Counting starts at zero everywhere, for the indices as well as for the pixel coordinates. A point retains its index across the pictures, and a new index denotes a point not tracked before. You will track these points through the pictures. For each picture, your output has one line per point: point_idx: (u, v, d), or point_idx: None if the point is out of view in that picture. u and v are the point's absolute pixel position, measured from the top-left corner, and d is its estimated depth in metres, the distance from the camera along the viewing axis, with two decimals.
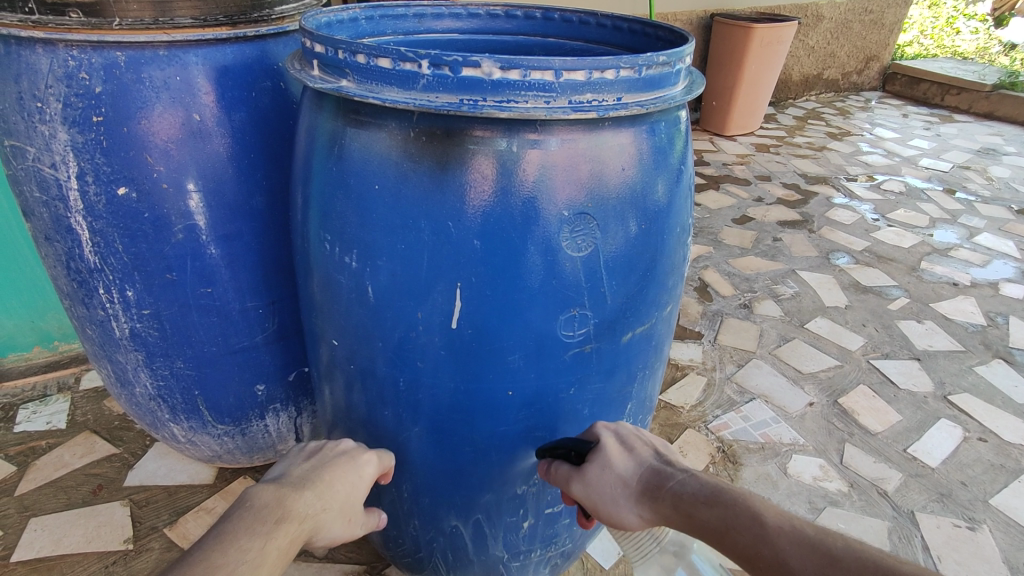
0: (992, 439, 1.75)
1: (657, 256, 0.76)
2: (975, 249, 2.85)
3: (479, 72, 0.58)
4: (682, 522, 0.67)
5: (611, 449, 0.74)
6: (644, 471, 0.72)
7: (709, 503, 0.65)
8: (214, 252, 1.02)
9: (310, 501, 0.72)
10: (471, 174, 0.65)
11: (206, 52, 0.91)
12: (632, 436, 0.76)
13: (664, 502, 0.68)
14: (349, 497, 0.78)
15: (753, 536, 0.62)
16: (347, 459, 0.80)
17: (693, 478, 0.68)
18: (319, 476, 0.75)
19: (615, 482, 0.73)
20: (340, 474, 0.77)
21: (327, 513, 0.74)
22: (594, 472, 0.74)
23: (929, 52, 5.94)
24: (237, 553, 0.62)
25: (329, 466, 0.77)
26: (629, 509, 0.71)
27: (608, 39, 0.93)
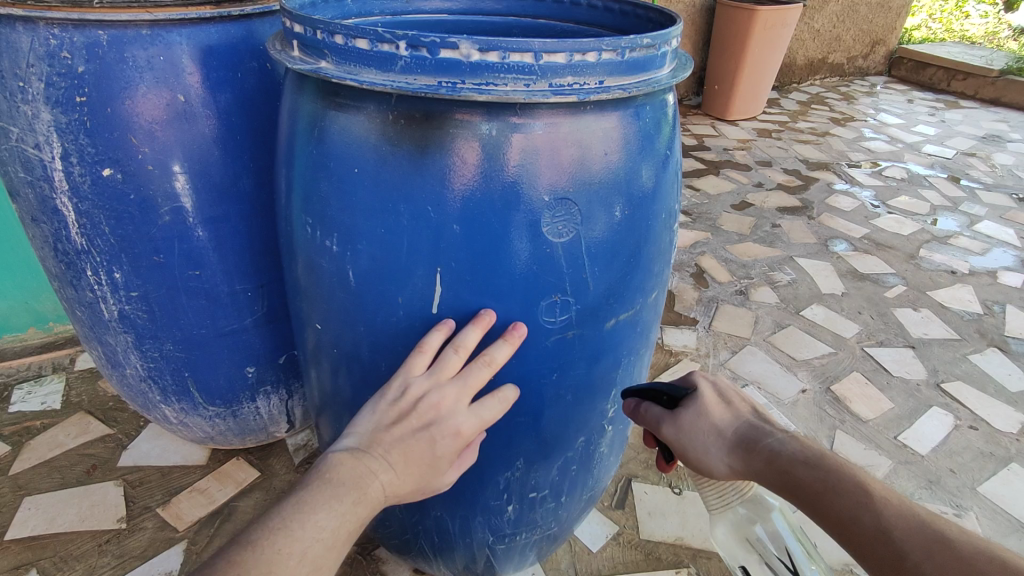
0: (983, 427, 1.75)
1: (645, 242, 0.76)
2: (975, 237, 2.84)
3: (457, 54, 0.57)
4: (775, 476, 0.74)
5: (711, 400, 0.83)
6: (740, 425, 0.80)
7: (807, 465, 0.73)
8: (202, 235, 1.02)
9: (384, 484, 0.65)
10: (449, 158, 0.64)
11: (190, 31, 0.90)
12: (731, 394, 0.84)
13: (762, 455, 0.76)
14: (429, 477, 0.69)
15: (854, 501, 0.69)
16: (429, 437, 0.67)
17: (792, 441, 0.76)
18: (399, 455, 0.65)
19: (709, 431, 0.81)
20: (420, 453, 0.67)
21: (399, 495, 0.67)
22: (690, 417, 0.81)
23: (937, 36, 5.86)
24: (310, 531, 0.61)
25: (411, 442, 0.66)
26: (720, 456, 0.79)
27: (598, 21, 0.92)
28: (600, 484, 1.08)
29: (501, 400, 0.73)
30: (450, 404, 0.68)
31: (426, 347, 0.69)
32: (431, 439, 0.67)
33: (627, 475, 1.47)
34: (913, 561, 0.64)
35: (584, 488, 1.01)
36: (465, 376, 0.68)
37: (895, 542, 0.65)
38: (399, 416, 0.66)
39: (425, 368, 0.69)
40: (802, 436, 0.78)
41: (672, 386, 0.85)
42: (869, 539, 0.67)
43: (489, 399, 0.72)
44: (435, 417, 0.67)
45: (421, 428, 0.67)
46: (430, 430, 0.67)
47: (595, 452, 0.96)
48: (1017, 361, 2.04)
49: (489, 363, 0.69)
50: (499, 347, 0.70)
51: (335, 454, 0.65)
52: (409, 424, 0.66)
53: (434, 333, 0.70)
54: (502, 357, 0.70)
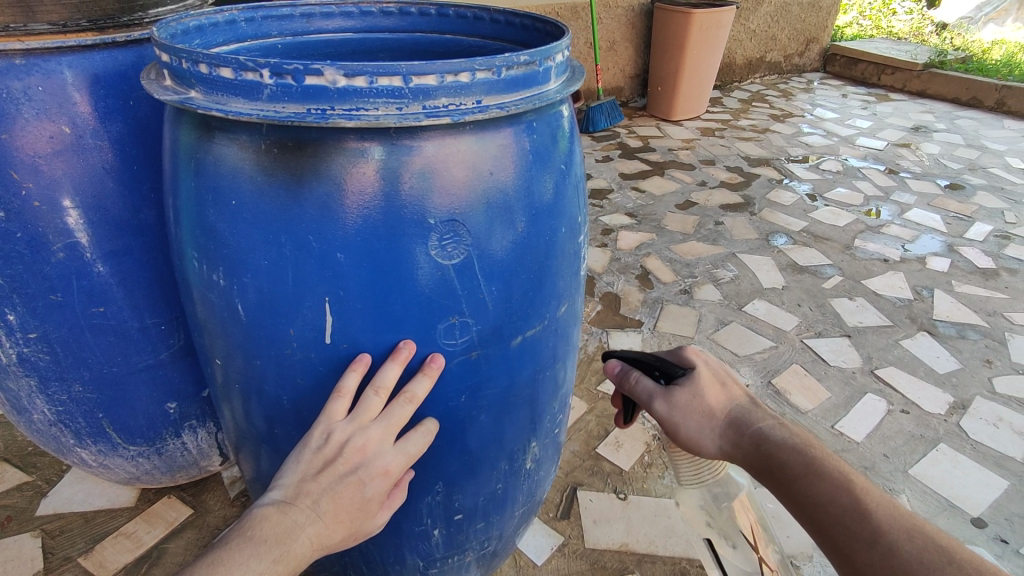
0: (914, 410, 1.82)
1: (547, 259, 0.76)
2: (905, 225, 2.95)
3: (322, 80, 0.55)
4: (761, 457, 0.79)
5: (708, 381, 0.86)
6: (733, 408, 0.85)
7: (794, 450, 0.78)
8: (102, 270, 0.97)
9: (309, 537, 0.65)
10: (327, 185, 0.63)
11: (72, 59, 0.86)
12: (725, 377, 0.88)
13: (752, 438, 0.81)
14: (360, 522, 0.70)
15: (836, 484, 0.74)
16: (358, 481, 0.68)
17: (783, 429, 0.80)
18: (325, 505, 0.66)
19: (702, 412, 0.84)
20: (348, 499, 0.67)
21: (327, 546, 0.67)
22: (685, 397, 0.84)
23: (867, 32, 6.11)
24: None
25: (339, 488, 0.66)
26: (711, 436, 0.84)
27: (501, 34, 0.92)
28: (536, 497, 1.08)
29: (425, 433, 0.75)
30: (376, 446, 0.69)
31: (344, 391, 0.68)
32: (359, 483, 0.68)
33: (573, 483, 1.47)
34: (888, 539, 0.69)
35: (515, 504, 1.00)
36: (389, 415, 0.69)
37: (872, 521, 0.70)
38: (326, 464, 0.66)
39: (345, 412, 0.69)
40: (791, 424, 0.82)
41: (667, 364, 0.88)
42: (845, 516, 0.71)
43: (413, 434, 0.73)
44: (363, 461, 0.68)
45: (348, 473, 0.67)
46: (357, 475, 0.68)
47: (521, 469, 0.95)
48: (945, 343, 2.12)
49: (410, 400, 0.70)
50: (419, 382, 0.70)
51: (260, 510, 0.64)
52: (335, 471, 0.66)
53: (350, 374, 0.68)
54: (422, 391, 0.70)
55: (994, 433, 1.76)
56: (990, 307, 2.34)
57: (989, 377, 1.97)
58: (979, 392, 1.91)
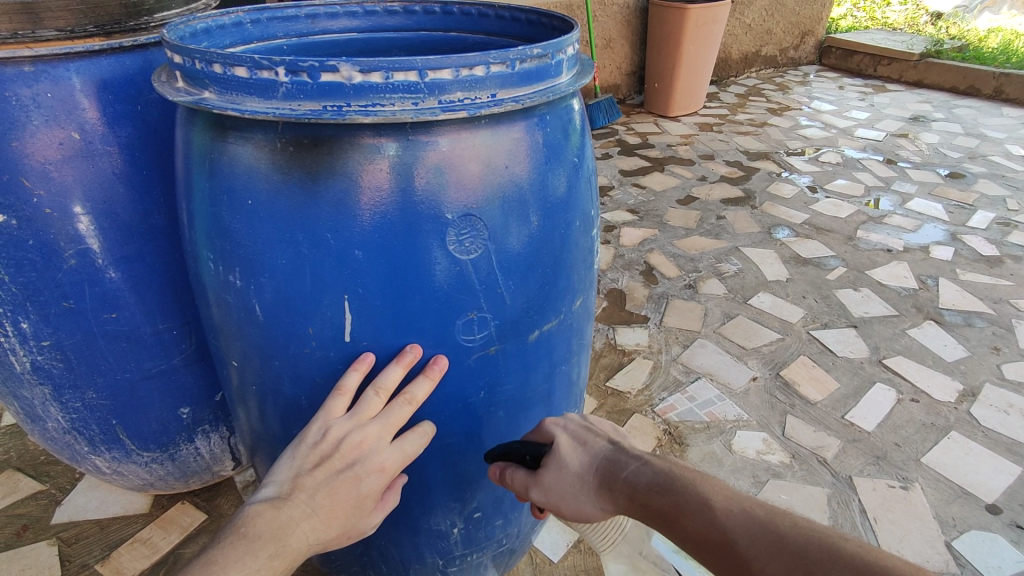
0: (924, 399, 1.82)
1: (561, 254, 0.76)
2: (907, 215, 2.95)
3: (338, 76, 0.55)
4: (638, 510, 0.68)
5: (567, 450, 0.74)
6: (599, 463, 0.72)
7: (661, 491, 0.67)
8: (114, 276, 0.97)
9: (303, 533, 0.65)
10: (344, 182, 0.63)
11: (80, 65, 0.86)
12: (583, 430, 0.76)
13: (622, 493, 0.69)
14: (351, 522, 0.70)
15: (703, 519, 0.65)
16: (353, 478, 0.68)
17: (647, 467, 0.69)
18: (321, 500, 0.66)
19: (574, 482, 0.73)
20: (344, 495, 0.68)
21: (321, 542, 0.67)
22: (551, 476, 0.74)
23: (862, 24, 6.11)
24: None
25: (334, 483, 0.67)
26: (591, 505, 0.72)
27: (507, 30, 0.92)
28: None
29: (422, 434, 0.74)
30: (371, 444, 0.69)
31: (344, 389, 0.68)
32: (355, 478, 0.68)
33: None
34: (757, 566, 0.62)
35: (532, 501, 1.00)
36: (385, 416, 0.69)
37: (742, 552, 0.63)
38: (322, 459, 0.67)
39: (345, 410, 0.69)
40: (658, 455, 0.71)
41: (530, 443, 0.77)
42: (719, 551, 0.64)
43: (412, 434, 0.73)
44: (357, 460, 0.68)
45: (344, 469, 0.68)
46: (353, 470, 0.68)
47: None
48: (952, 332, 2.12)
49: (409, 400, 0.70)
50: (420, 384, 0.70)
51: (253, 508, 0.65)
52: (331, 467, 0.67)
53: (351, 373, 0.69)
54: (422, 393, 0.70)
55: (1004, 420, 1.76)
56: (995, 294, 2.34)
57: (997, 364, 1.97)
58: (988, 379, 1.91)
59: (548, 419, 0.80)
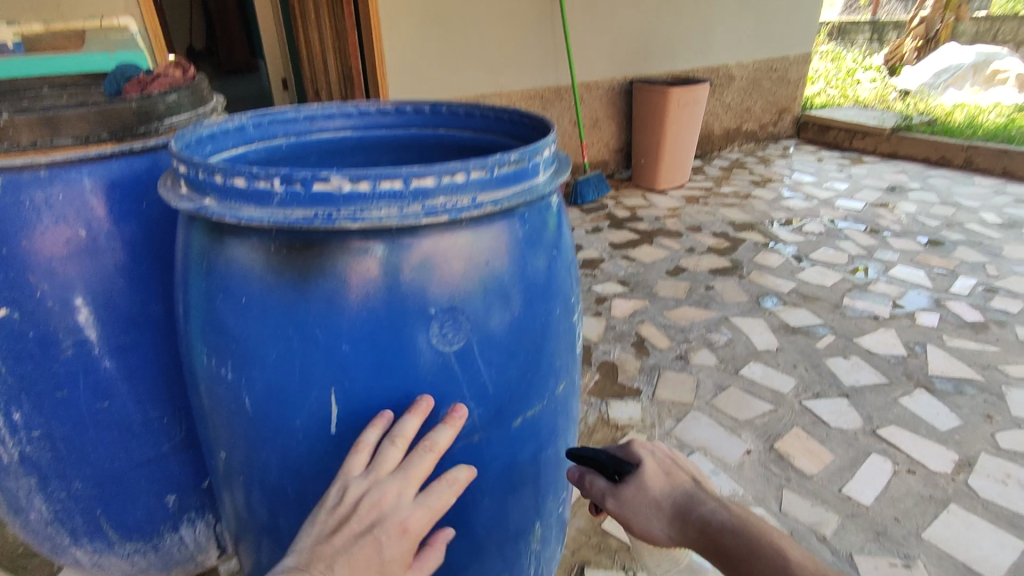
0: (920, 470, 1.80)
1: (543, 340, 0.79)
2: (891, 282, 3.02)
3: (329, 186, 0.60)
4: (706, 544, 0.82)
5: (652, 475, 0.88)
6: (680, 495, 0.87)
7: (734, 532, 0.81)
8: (109, 364, 1.00)
9: None
10: (333, 282, 0.66)
11: (91, 168, 0.92)
12: (669, 465, 0.91)
13: (696, 525, 0.83)
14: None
15: (767, 563, 0.78)
16: (373, 542, 0.64)
17: (722, 510, 0.83)
18: (340, 568, 0.62)
19: (651, 503, 0.87)
20: (366, 562, 0.63)
21: None
22: (633, 492, 0.87)
23: (835, 100, 6.47)
24: None
25: (354, 550, 0.63)
26: (660, 526, 0.86)
27: (492, 127, 1.00)
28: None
29: (451, 484, 0.71)
30: (391, 499, 0.66)
31: (363, 445, 0.68)
32: (376, 541, 0.64)
33: (579, 561, 1.43)
34: None
35: None
36: (405, 469, 0.67)
37: None
38: (340, 522, 0.64)
39: (364, 467, 0.68)
40: (733, 504, 0.85)
41: (617, 461, 0.91)
42: None
43: (437, 485, 0.70)
44: (379, 518, 0.65)
45: (363, 532, 0.64)
46: (374, 532, 0.64)
47: (524, 551, 0.94)
48: (944, 400, 2.12)
49: (431, 448, 0.69)
50: (440, 432, 0.69)
51: None
52: (350, 530, 0.64)
53: (370, 430, 0.69)
54: (443, 440, 0.69)
55: (1003, 491, 1.74)
56: (983, 360, 2.36)
57: (992, 433, 1.97)
58: (983, 448, 1.90)
59: (630, 445, 0.94)
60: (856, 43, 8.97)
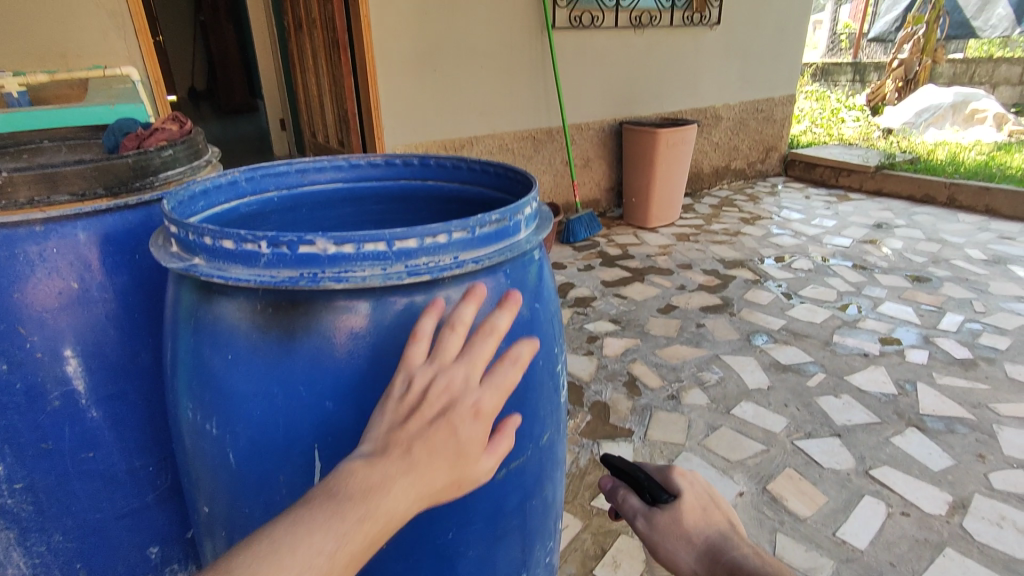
0: (914, 512, 1.79)
1: (525, 392, 0.80)
2: (880, 319, 3.05)
3: (314, 248, 0.62)
4: None
5: (689, 507, 0.92)
6: (713, 533, 0.90)
7: None
8: (96, 415, 1.00)
9: (404, 493, 0.56)
10: (318, 339, 0.68)
11: (87, 222, 0.94)
12: (707, 502, 0.94)
13: (725, 566, 0.85)
14: (455, 477, 0.60)
15: None
16: (448, 424, 0.60)
17: (755, 558, 0.85)
18: (418, 454, 0.58)
19: (682, 534, 0.90)
20: (443, 445, 0.59)
21: (427, 497, 0.58)
22: (666, 519, 0.91)
23: (821, 139, 6.63)
24: (303, 556, 0.50)
25: (430, 434, 0.59)
26: (687, 558, 0.89)
27: (479, 180, 1.03)
28: None
29: (515, 362, 0.66)
30: (460, 385, 0.62)
31: (421, 334, 0.64)
32: (451, 425, 0.60)
33: None
34: None
35: None
36: (470, 356, 0.63)
37: None
38: (411, 410, 0.60)
39: (425, 357, 0.64)
40: (766, 556, 0.86)
41: (656, 486, 0.95)
42: None
43: (502, 365, 0.65)
44: (451, 402, 0.60)
45: (436, 417, 0.59)
46: (447, 417, 0.60)
47: None
48: (935, 439, 2.12)
49: (490, 334, 0.66)
50: (498, 317, 0.67)
51: (347, 465, 0.57)
52: (422, 416, 0.59)
53: (425, 319, 0.65)
54: (502, 324, 0.66)
55: (998, 533, 1.72)
56: (974, 398, 2.37)
57: (984, 473, 1.96)
58: (977, 489, 1.89)
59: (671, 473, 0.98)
60: (839, 84, 9.25)
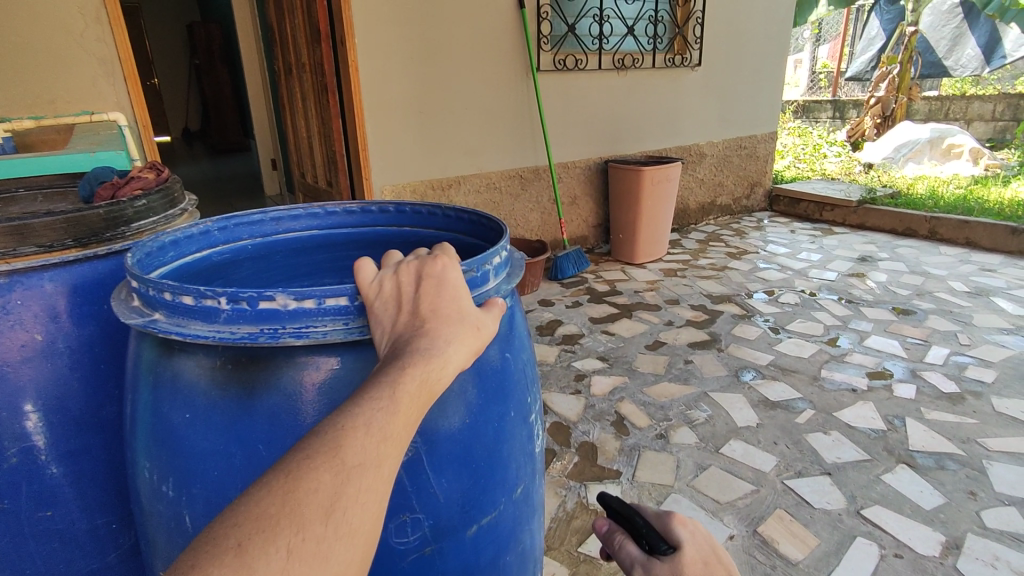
0: (907, 554, 1.76)
1: (496, 445, 0.78)
2: (867, 353, 3.06)
3: (274, 303, 0.62)
4: None
5: (690, 562, 0.83)
6: None
7: None
8: (56, 471, 0.98)
9: (430, 341, 0.61)
10: (277, 397, 0.67)
11: (54, 273, 0.93)
12: (710, 554, 0.85)
13: None
14: (466, 321, 0.66)
15: None
16: (429, 280, 0.66)
17: None
18: (423, 312, 0.64)
19: None
20: (436, 296, 0.65)
21: (455, 337, 0.63)
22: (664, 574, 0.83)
23: (804, 174, 6.76)
24: (368, 404, 0.54)
25: (421, 295, 0.65)
26: None
27: (454, 227, 1.04)
28: None
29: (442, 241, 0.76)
30: (419, 261, 0.70)
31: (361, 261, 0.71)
32: (432, 281, 0.66)
33: None
34: None
35: None
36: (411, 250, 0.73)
37: None
38: (395, 296, 0.65)
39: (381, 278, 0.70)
40: None
41: (655, 534, 0.87)
42: None
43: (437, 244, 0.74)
44: (419, 268, 0.68)
45: (417, 284, 0.66)
46: (425, 278, 0.66)
47: None
48: (927, 476, 2.10)
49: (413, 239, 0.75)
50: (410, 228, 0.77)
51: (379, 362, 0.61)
52: (407, 290, 0.65)
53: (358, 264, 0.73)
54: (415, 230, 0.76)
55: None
56: (963, 433, 2.35)
57: (977, 511, 1.94)
58: (970, 529, 1.86)
59: (671, 517, 0.90)
60: (821, 121, 9.48)
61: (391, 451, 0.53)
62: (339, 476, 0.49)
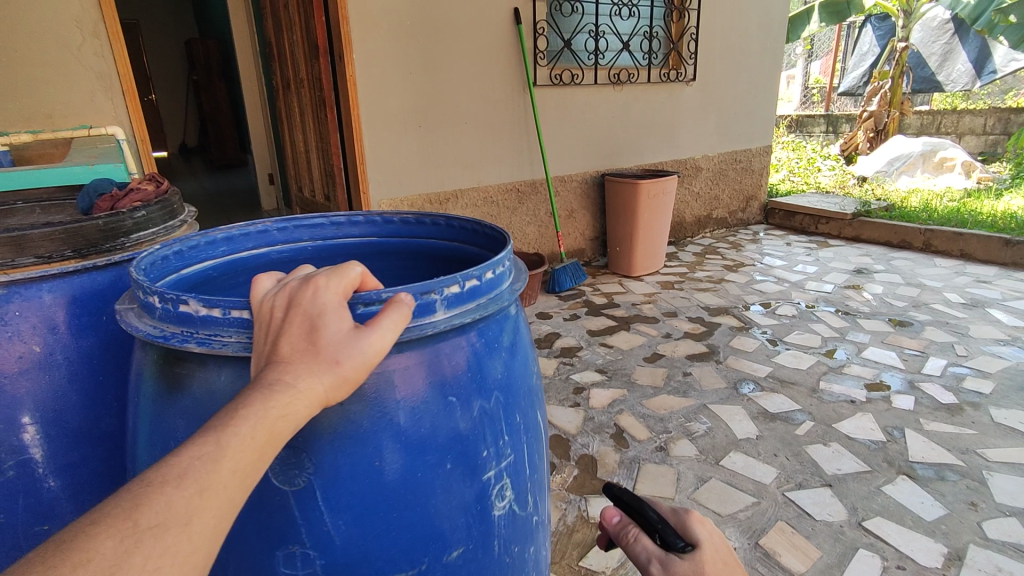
0: (910, 566, 1.74)
1: (421, 499, 0.77)
2: (865, 364, 3.06)
3: (188, 308, 0.68)
4: None
5: (710, 559, 0.83)
6: None
7: None
8: (53, 484, 0.97)
9: (277, 380, 0.58)
10: (187, 401, 0.72)
11: (52, 285, 0.93)
12: (727, 555, 0.86)
13: None
14: (322, 356, 0.60)
15: None
16: (295, 312, 0.62)
17: None
18: (280, 348, 0.61)
19: None
20: (297, 329, 0.61)
21: (300, 377, 0.58)
22: (684, 567, 0.82)
23: (799, 188, 6.82)
24: (190, 454, 0.51)
25: (283, 329, 0.62)
26: None
27: (487, 244, 1.01)
28: None
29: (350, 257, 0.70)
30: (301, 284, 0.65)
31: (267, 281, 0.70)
32: (298, 312, 0.62)
33: None
34: None
35: None
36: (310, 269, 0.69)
37: None
38: (265, 326, 0.64)
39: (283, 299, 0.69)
40: None
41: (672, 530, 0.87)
42: None
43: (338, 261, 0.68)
44: (292, 293, 0.64)
45: (284, 315, 0.63)
46: (292, 308, 0.63)
47: None
48: (927, 487, 2.09)
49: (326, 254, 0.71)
50: None
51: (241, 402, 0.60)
52: (273, 322, 0.63)
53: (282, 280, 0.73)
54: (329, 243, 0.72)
55: None
56: (962, 444, 2.35)
57: (978, 522, 1.93)
58: (971, 540, 1.85)
59: (685, 516, 0.90)
60: (814, 135, 9.58)
61: (210, 503, 0.50)
62: (126, 541, 0.45)
